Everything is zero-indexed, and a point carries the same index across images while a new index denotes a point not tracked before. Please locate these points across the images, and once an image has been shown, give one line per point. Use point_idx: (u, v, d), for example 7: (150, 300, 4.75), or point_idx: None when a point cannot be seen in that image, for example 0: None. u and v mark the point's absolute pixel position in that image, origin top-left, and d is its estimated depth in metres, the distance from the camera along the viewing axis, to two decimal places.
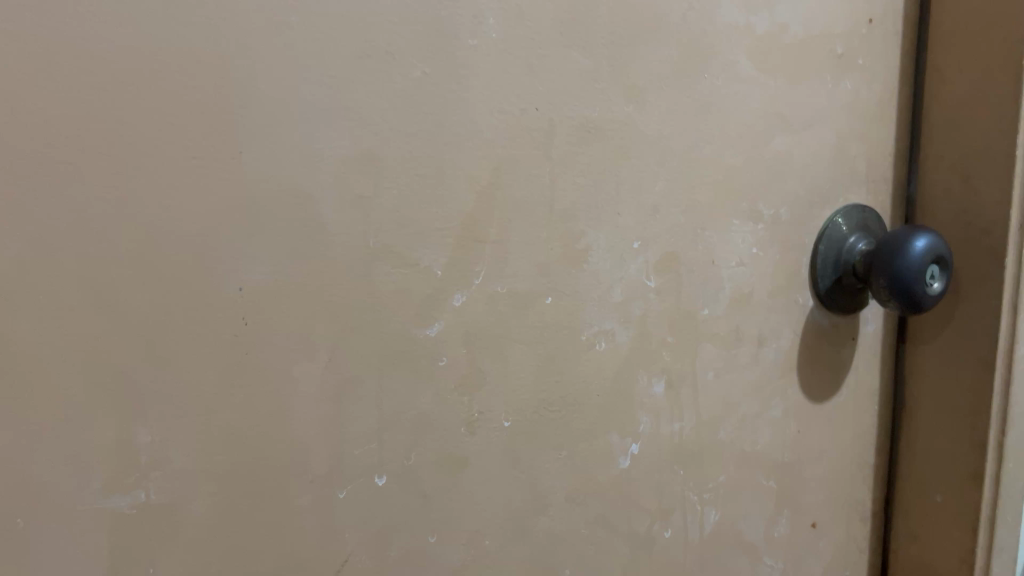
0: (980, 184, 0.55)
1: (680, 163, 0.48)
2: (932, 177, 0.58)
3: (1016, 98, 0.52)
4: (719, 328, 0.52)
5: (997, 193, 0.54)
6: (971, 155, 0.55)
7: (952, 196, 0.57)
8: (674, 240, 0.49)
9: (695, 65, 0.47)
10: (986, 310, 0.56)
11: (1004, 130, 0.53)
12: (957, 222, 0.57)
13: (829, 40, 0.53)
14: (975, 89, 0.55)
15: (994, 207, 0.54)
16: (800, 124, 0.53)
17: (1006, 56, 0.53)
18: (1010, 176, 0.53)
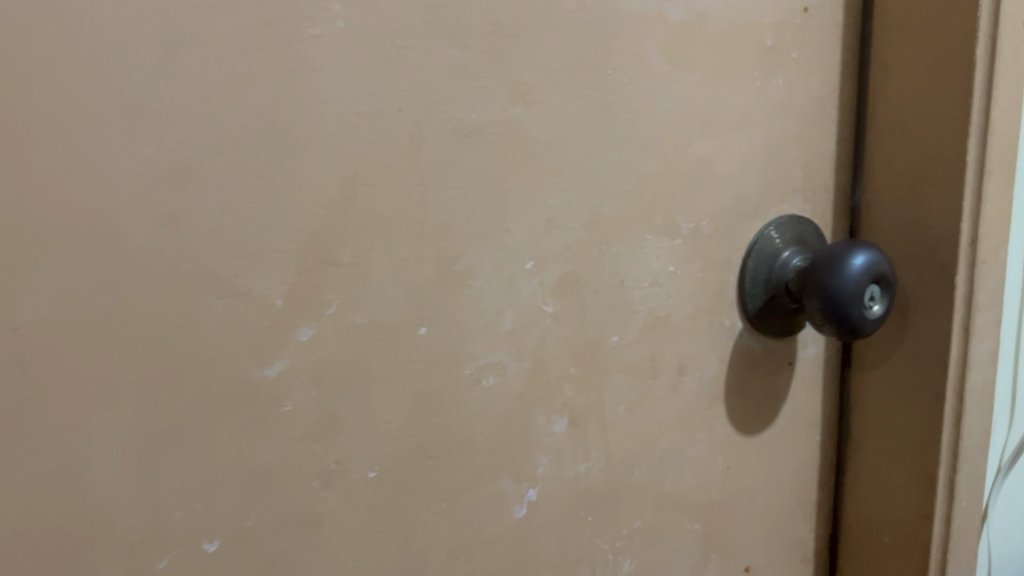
0: (929, 192, 0.49)
1: (580, 172, 0.42)
2: (879, 184, 0.52)
3: (967, 98, 0.47)
4: (632, 356, 0.46)
5: (946, 204, 0.48)
6: (920, 160, 0.50)
7: (900, 206, 0.51)
8: (575, 258, 0.43)
9: (595, 62, 0.42)
10: (936, 334, 0.50)
11: (955, 133, 0.48)
12: (906, 236, 0.51)
13: (759, 31, 0.47)
14: (922, 87, 0.49)
15: (943, 219, 0.49)
16: (724, 126, 0.47)
17: (955, 52, 0.47)
18: (961, 185, 0.48)
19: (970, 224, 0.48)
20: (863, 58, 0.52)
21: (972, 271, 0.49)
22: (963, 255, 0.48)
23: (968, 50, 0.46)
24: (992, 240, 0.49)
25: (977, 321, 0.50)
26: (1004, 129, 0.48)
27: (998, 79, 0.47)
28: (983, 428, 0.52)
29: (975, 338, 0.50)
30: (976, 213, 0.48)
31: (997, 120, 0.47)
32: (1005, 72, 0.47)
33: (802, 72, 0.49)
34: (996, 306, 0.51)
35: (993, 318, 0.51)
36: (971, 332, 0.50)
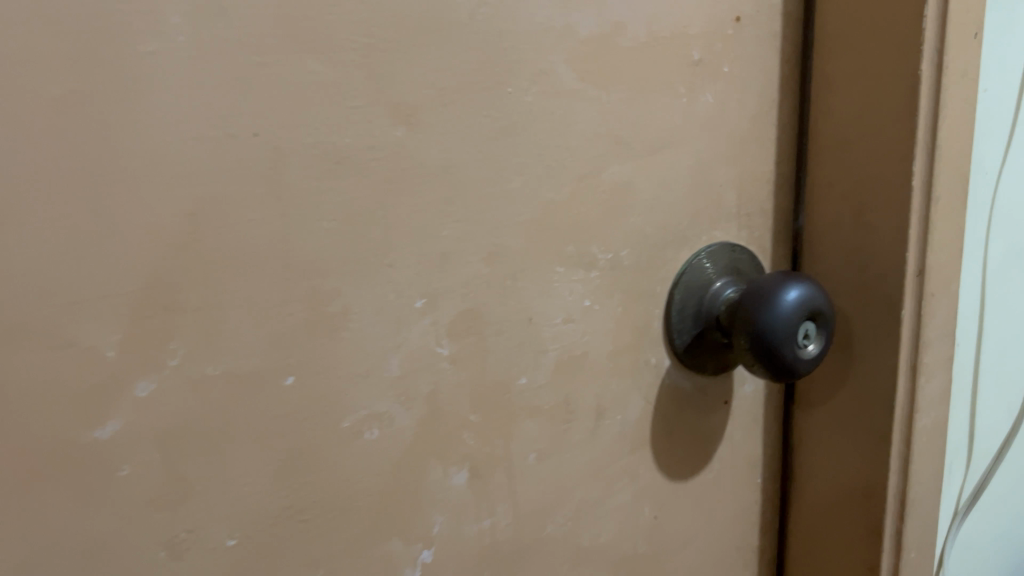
0: (873, 219, 0.45)
1: (478, 200, 0.38)
2: (821, 209, 0.48)
3: (912, 118, 0.43)
4: (543, 401, 0.42)
5: (891, 232, 0.44)
6: (864, 183, 0.45)
7: (843, 233, 0.47)
8: (473, 296, 0.39)
9: (493, 79, 0.38)
10: (880, 373, 0.46)
11: (899, 155, 0.44)
12: (849, 266, 0.47)
13: (684, 44, 0.43)
14: (865, 104, 0.45)
15: (888, 248, 0.45)
16: (644, 148, 0.43)
17: (899, 67, 0.43)
18: (906, 212, 0.44)
19: (917, 255, 0.44)
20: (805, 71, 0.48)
21: (919, 306, 0.45)
22: (909, 289, 0.44)
23: (913, 65, 0.42)
24: (941, 271, 0.45)
25: (925, 360, 0.46)
26: (954, 152, 0.44)
27: (946, 96, 0.43)
28: (933, 473, 0.48)
29: (923, 378, 0.46)
30: (924, 242, 0.44)
31: (945, 141, 0.43)
32: (954, 89, 0.43)
33: (734, 87, 0.45)
34: (946, 343, 0.47)
35: (943, 355, 0.47)
36: (919, 371, 0.45)
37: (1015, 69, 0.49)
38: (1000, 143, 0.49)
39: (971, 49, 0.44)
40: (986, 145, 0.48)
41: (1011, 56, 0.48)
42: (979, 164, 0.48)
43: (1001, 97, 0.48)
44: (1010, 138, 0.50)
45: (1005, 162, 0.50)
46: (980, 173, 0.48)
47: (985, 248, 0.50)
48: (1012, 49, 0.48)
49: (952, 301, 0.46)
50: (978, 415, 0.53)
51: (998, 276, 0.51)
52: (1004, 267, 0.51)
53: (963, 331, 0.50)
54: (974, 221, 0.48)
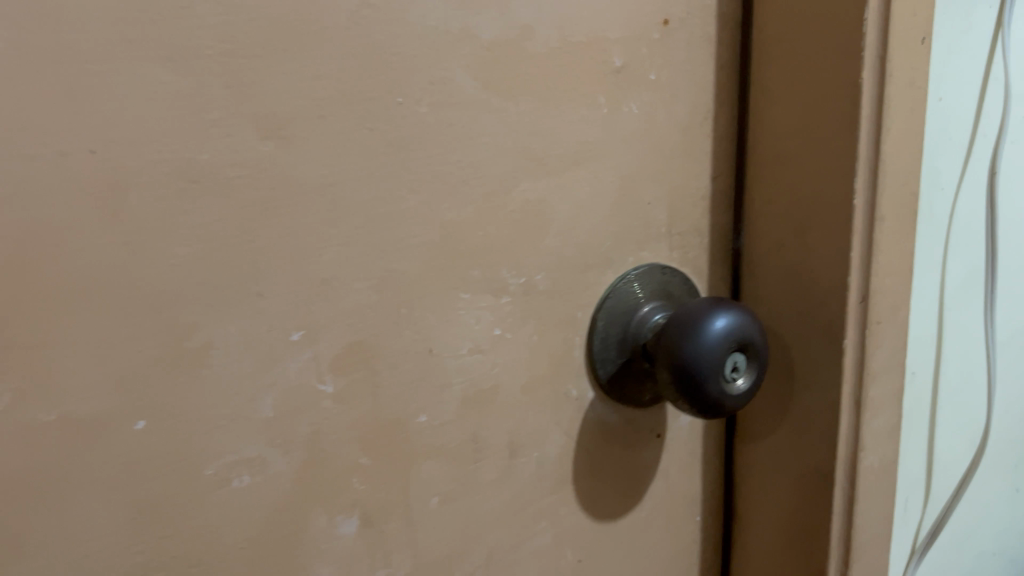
0: (813, 240, 0.41)
1: (365, 222, 0.35)
2: (760, 227, 0.44)
3: (853, 130, 0.39)
4: (447, 440, 0.38)
5: (832, 255, 0.41)
6: (803, 201, 0.42)
7: (782, 255, 0.43)
8: (362, 327, 0.35)
9: (380, 88, 0.34)
10: (821, 407, 0.42)
11: (839, 171, 0.40)
12: (789, 291, 0.43)
13: (603, 49, 0.39)
14: (804, 114, 0.41)
15: (828, 272, 0.41)
16: (560, 163, 0.39)
17: (839, 74, 0.39)
18: (848, 233, 0.40)
19: (860, 280, 0.40)
20: (743, 78, 0.44)
21: (863, 335, 0.41)
22: (851, 317, 0.41)
23: (853, 72, 0.39)
24: (887, 297, 0.41)
25: (870, 393, 0.42)
26: (900, 167, 0.40)
27: (890, 107, 0.39)
28: (880, 513, 0.45)
29: (868, 412, 0.42)
30: (867, 266, 0.40)
31: (889, 155, 0.40)
32: (899, 99, 0.40)
33: (662, 96, 0.42)
34: (895, 373, 0.43)
35: (891, 387, 0.43)
36: (863, 405, 0.42)
37: (974, 76, 0.45)
38: (958, 156, 0.45)
39: (919, 55, 0.40)
40: (941, 158, 0.44)
41: (970, 62, 0.45)
42: (933, 179, 0.44)
43: (958, 107, 0.45)
44: (970, 150, 0.46)
45: (964, 177, 0.46)
46: (935, 189, 0.44)
47: (942, 270, 0.46)
48: (971, 55, 0.45)
49: (900, 329, 0.43)
50: (935, 448, 0.49)
51: (957, 300, 0.47)
52: (963, 290, 0.47)
53: (917, 359, 0.46)
54: (927, 241, 0.44)
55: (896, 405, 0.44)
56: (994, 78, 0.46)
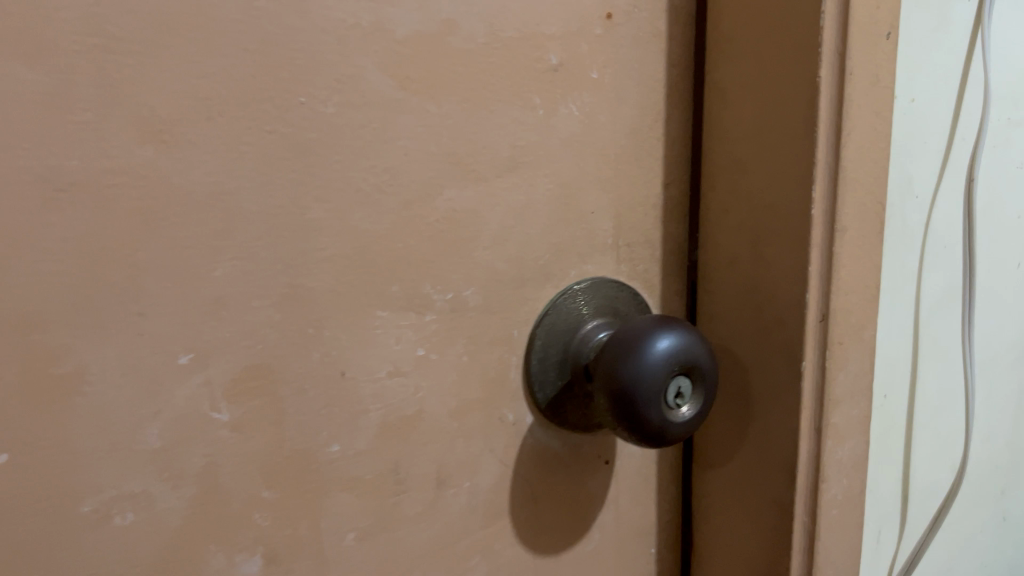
0: (770, 253, 0.38)
1: (263, 234, 0.32)
2: (716, 238, 0.41)
3: (811, 134, 0.36)
4: (365, 470, 0.35)
5: (789, 269, 0.37)
6: (759, 210, 0.38)
7: (738, 268, 0.40)
8: (262, 349, 0.32)
9: (278, 88, 0.31)
10: (779, 434, 0.39)
11: (796, 178, 0.36)
12: (746, 307, 0.40)
13: (538, 45, 0.36)
14: (760, 117, 0.38)
15: (784, 288, 0.38)
16: (490, 169, 0.36)
17: (795, 72, 0.36)
18: (805, 246, 0.36)
19: (820, 296, 0.37)
20: (697, 78, 0.41)
21: (824, 357, 0.38)
22: (810, 337, 0.37)
23: (810, 69, 0.35)
24: (850, 315, 0.38)
25: (832, 418, 0.39)
26: (863, 174, 0.37)
27: (851, 108, 0.36)
28: (844, 548, 0.41)
29: (830, 440, 0.39)
30: (828, 281, 0.37)
31: (850, 161, 0.36)
32: (861, 99, 0.36)
33: (606, 96, 0.38)
34: (859, 398, 0.40)
35: (854, 412, 0.40)
36: (825, 433, 0.38)
37: (950, 75, 0.42)
38: (933, 161, 0.42)
39: (883, 52, 0.37)
40: (913, 164, 0.41)
41: (946, 60, 0.41)
42: (904, 186, 0.41)
43: (933, 108, 0.42)
44: (947, 155, 0.43)
45: (940, 184, 0.43)
46: (907, 197, 0.41)
47: (916, 283, 0.43)
48: (947, 51, 0.41)
49: (865, 350, 0.40)
50: (910, 474, 0.46)
51: (934, 315, 0.44)
52: (940, 304, 0.44)
53: (887, 378, 0.43)
54: (898, 253, 0.41)
55: (861, 432, 0.41)
56: (972, 77, 0.43)
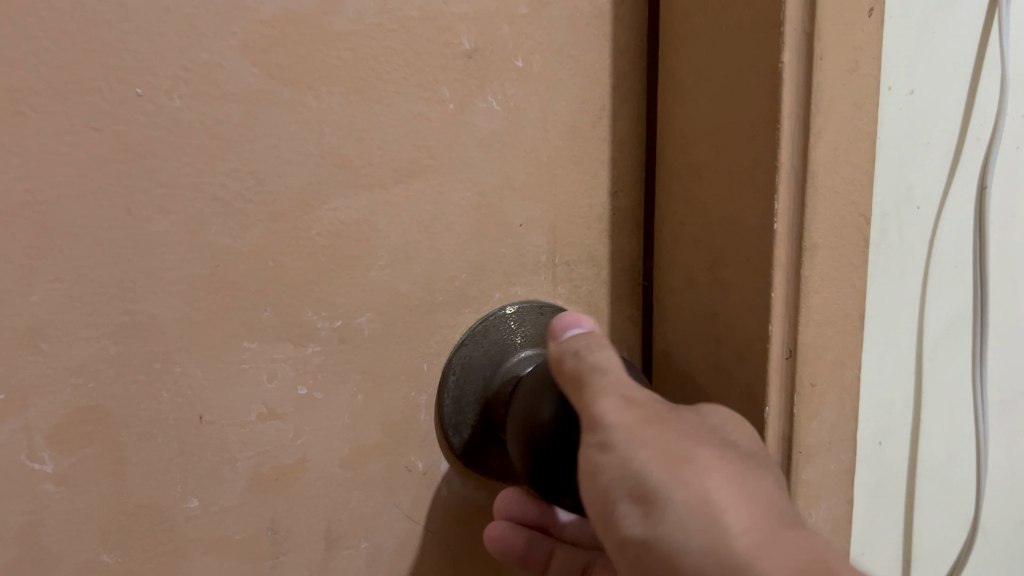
0: (728, 276, 0.32)
1: (92, 251, 0.26)
2: (671, 256, 0.35)
3: (773, 132, 0.29)
4: (233, 529, 0.30)
5: (749, 295, 0.31)
6: (713, 225, 0.32)
7: (694, 292, 0.34)
8: (96, 389, 0.27)
9: (107, 76, 0.26)
10: None
11: (756, 188, 0.30)
12: (702, 339, 0.34)
13: (445, 26, 0.30)
14: (715, 111, 0.31)
15: (743, 317, 0.32)
16: (389, 175, 0.31)
17: (752, 59, 0.29)
18: (768, 271, 0.30)
19: (788, 331, 0.31)
20: (650, 66, 0.35)
21: (791, 404, 0.32)
22: (773, 380, 0.31)
23: (769, 53, 0.29)
24: (826, 353, 0.32)
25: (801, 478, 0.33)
26: (839, 184, 0.31)
27: (822, 101, 0.29)
28: None
29: (799, 500, 0.34)
30: (795, 313, 0.31)
31: (822, 167, 0.30)
32: (835, 92, 0.30)
33: (534, 89, 0.33)
34: (836, 450, 0.34)
35: (825, 466, 0.34)
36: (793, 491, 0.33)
37: (961, 64, 0.35)
38: (940, 166, 0.36)
39: (864, 32, 0.30)
40: (915, 169, 0.35)
41: (954, 45, 0.34)
42: (903, 196, 0.35)
43: (938, 103, 0.35)
44: (957, 158, 0.36)
45: (948, 192, 0.36)
46: (905, 208, 0.35)
47: (919, 310, 0.37)
48: (956, 35, 0.34)
49: (846, 395, 0.34)
50: (913, 526, 0.40)
51: (940, 346, 0.38)
52: (948, 334, 0.38)
53: (880, 420, 0.37)
54: (892, 275, 0.36)
55: (838, 489, 0.35)
56: (990, 65, 0.36)
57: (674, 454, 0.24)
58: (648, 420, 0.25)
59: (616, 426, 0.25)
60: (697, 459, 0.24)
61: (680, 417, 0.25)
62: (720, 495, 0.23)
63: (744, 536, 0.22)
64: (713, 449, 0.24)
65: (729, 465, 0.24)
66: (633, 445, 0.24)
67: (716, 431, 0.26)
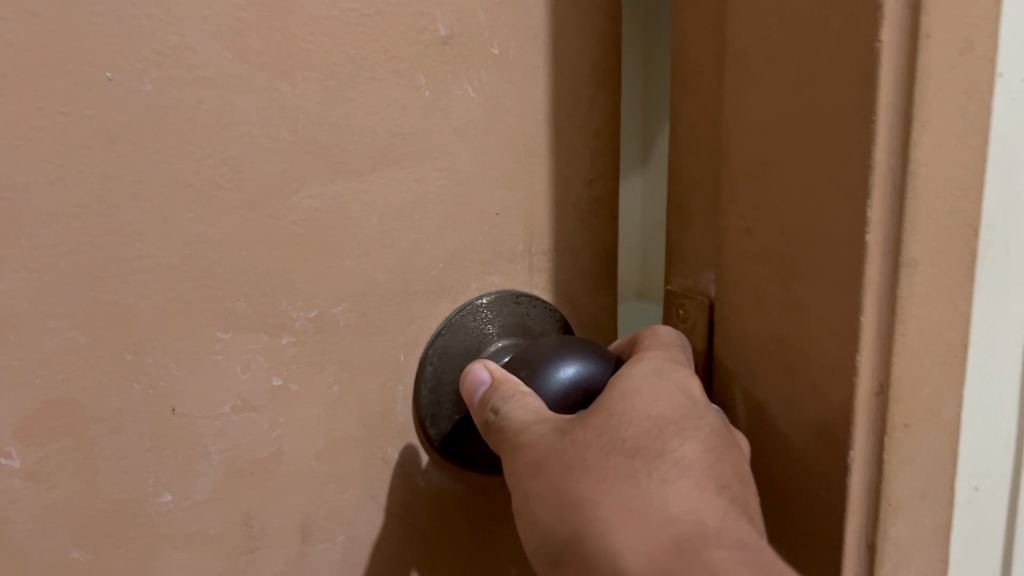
0: (800, 293, 0.28)
1: (60, 240, 0.26)
2: (736, 269, 0.31)
3: (864, 129, 0.24)
4: (207, 523, 0.29)
5: (831, 317, 0.27)
6: (779, 232, 0.28)
7: (760, 310, 0.30)
8: (65, 380, 0.26)
9: (76, 59, 0.25)
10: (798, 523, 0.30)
11: (837, 194, 0.26)
12: (772, 366, 0.30)
13: (420, 12, 0.30)
14: (782, 100, 0.27)
15: (825, 340, 0.27)
16: (364, 162, 0.30)
17: (829, 44, 0.25)
18: (857, 290, 0.26)
19: (878, 361, 0.26)
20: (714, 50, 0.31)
21: (879, 441, 0.27)
22: (860, 418, 0.27)
23: (860, 34, 0.24)
24: (916, 381, 0.27)
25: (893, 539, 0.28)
26: (943, 188, 0.26)
27: (925, 92, 0.24)
28: None
29: (888, 561, 0.28)
30: (890, 340, 0.26)
31: (925, 166, 0.25)
32: (940, 79, 0.25)
33: (509, 76, 0.33)
34: (925, 496, 0.29)
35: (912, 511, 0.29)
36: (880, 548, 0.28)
37: None
38: None
39: (973, 10, 0.25)
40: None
41: None
42: None
43: None
44: None
45: None
46: None
47: None
48: None
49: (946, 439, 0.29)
50: None
51: None
52: None
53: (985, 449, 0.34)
54: (1001, 286, 0.31)
55: (932, 546, 0.30)
56: None
57: (548, 492, 0.25)
58: (533, 462, 0.25)
59: (520, 484, 0.26)
60: (564, 488, 0.24)
61: (567, 448, 0.25)
62: (588, 517, 0.23)
63: (618, 553, 0.23)
64: (601, 483, 0.24)
65: (619, 499, 0.23)
66: (523, 498, 0.25)
67: (608, 444, 0.24)
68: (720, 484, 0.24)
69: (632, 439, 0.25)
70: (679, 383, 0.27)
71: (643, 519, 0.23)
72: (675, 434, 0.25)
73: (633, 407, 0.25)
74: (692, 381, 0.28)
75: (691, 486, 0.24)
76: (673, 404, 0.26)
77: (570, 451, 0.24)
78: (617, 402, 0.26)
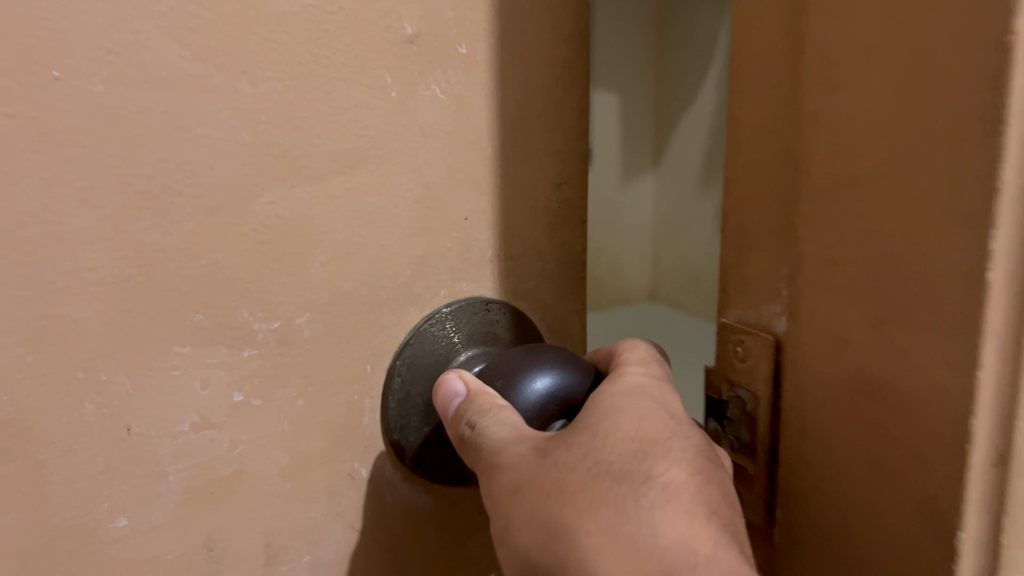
0: (898, 339, 0.24)
1: (6, 251, 0.24)
2: (813, 306, 0.27)
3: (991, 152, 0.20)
4: (165, 548, 0.28)
5: (937, 371, 0.23)
6: (873, 267, 0.24)
7: (846, 354, 0.26)
8: (12, 401, 0.25)
9: (22, 57, 0.23)
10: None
11: (952, 227, 0.22)
12: (857, 418, 0.26)
13: (386, 8, 0.29)
14: (883, 116, 0.23)
15: (930, 394, 0.23)
16: (330, 165, 0.29)
17: (952, 48, 0.21)
18: (972, 343, 0.22)
19: (998, 423, 0.23)
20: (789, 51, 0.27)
21: (995, 516, 0.23)
22: (973, 488, 0.23)
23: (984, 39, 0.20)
24: None
25: None
26: None
27: None
28: None
29: None
30: (1012, 397, 0.22)
31: None
32: None
33: (477, 76, 0.32)
34: None
35: None
36: None
37: None
38: None
39: None
40: None
41: None
42: None
43: None
44: None
45: None
46: None
47: None
48: None
49: None
50: None
51: None
52: None
53: None
54: None
55: None
56: None
57: (529, 515, 0.23)
58: (515, 487, 0.24)
59: (501, 508, 0.24)
60: (545, 509, 0.23)
61: (551, 470, 0.23)
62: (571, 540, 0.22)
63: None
64: (586, 505, 0.23)
65: (604, 523, 0.22)
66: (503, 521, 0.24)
67: (593, 467, 0.23)
68: (709, 511, 0.23)
69: (617, 462, 0.23)
70: (661, 403, 0.26)
71: (631, 545, 0.22)
72: (663, 458, 0.24)
73: (617, 427, 0.24)
74: (672, 400, 0.27)
75: (679, 512, 0.23)
76: (659, 425, 0.25)
77: (556, 475, 0.23)
78: (601, 423, 0.25)
